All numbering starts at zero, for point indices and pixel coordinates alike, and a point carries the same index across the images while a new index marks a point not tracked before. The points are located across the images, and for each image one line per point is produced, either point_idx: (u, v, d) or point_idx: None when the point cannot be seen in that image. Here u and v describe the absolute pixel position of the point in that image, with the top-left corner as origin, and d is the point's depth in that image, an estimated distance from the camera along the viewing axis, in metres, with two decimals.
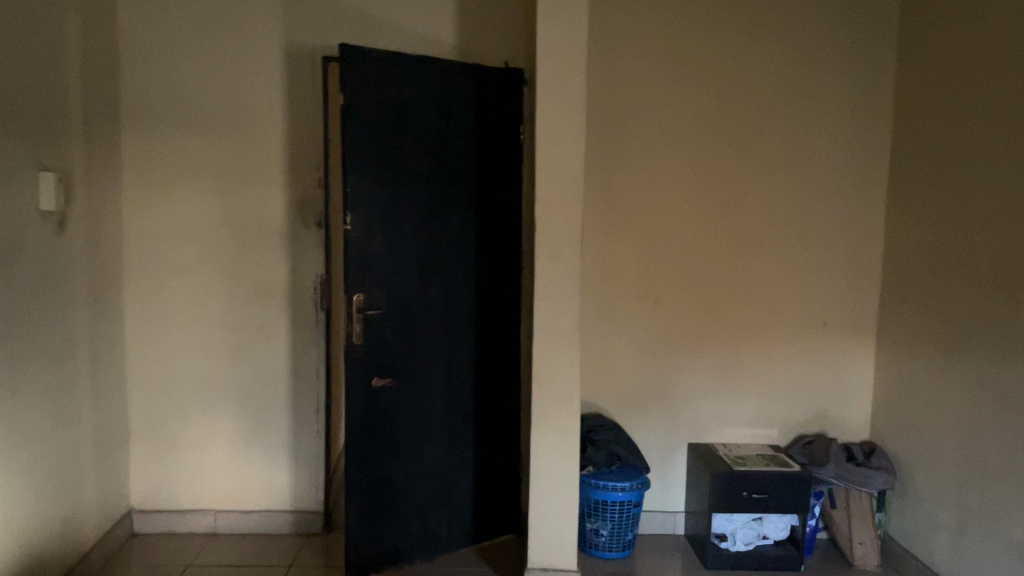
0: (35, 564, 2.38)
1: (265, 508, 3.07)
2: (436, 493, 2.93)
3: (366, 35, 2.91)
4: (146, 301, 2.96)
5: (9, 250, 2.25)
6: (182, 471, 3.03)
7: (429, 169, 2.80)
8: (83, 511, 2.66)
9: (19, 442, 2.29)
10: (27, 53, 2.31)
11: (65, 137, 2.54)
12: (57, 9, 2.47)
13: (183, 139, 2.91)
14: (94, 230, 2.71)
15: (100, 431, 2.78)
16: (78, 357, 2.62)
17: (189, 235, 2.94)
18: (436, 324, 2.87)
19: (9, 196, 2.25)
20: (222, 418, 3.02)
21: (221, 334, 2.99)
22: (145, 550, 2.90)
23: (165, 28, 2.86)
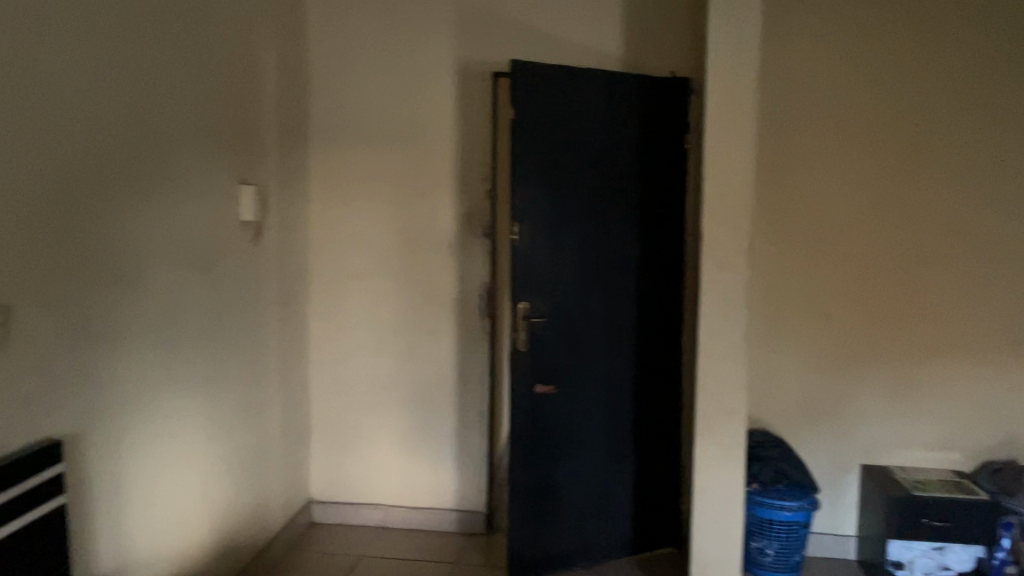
0: (229, 544, 2.60)
1: (431, 506, 3.19)
2: (597, 501, 2.95)
3: (534, 50, 2.99)
4: (327, 305, 3.17)
5: (213, 256, 2.48)
6: (357, 466, 3.22)
7: (595, 180, 2.84)
8: (271, 498, 2.88)
9: (218, 432, 2.51)
10: (229, 76, 2.54)
11: (262, 153, 2.77)
12: (256, 36, 2.70)
13: (363, 153, 3.09)
14: (284, 239, 2.94)
15: (286, 426, 3.00)
16: (269, 356, 2.85)
17: (366, 244, 3.12)
18: (600, 333, 2.89)
19: (214, 206, 2.48)
20: (393, 417, 3.18)
21: (394, 337, 3.15)
22: (322, 539, 3.09)
23: (349, 50, 3.06)
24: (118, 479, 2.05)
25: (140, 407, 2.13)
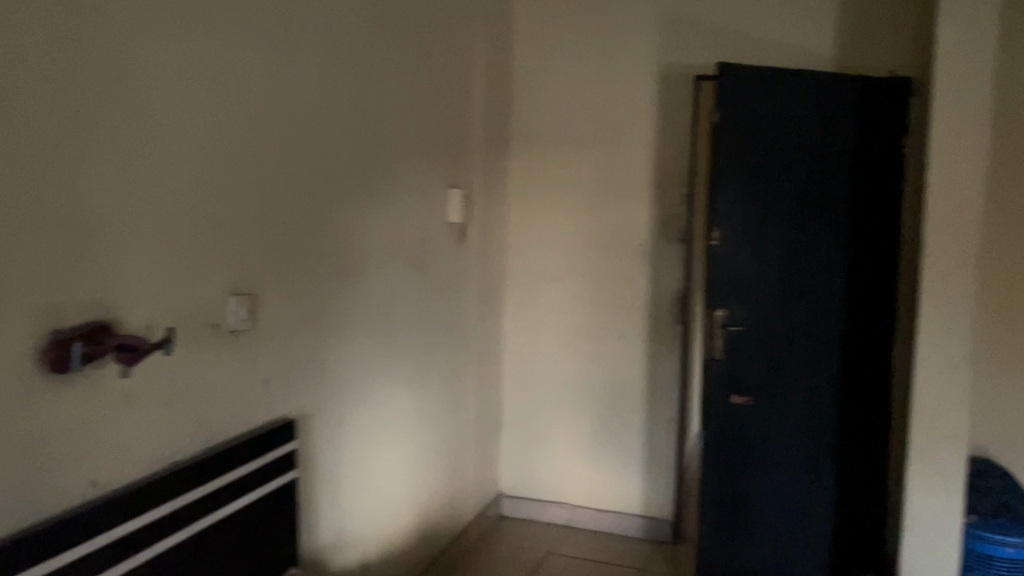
0: (429, 530, 2.73)
1: (617, 510, 3.19)
2: (793, 519, 2.83)
3: (741, 52, 2.92)
4: (523, 305, 3.25)
5: (424, 255, 2.61)
6: (546, 465, 3.28)
7: (800, 185, 2.73)
8: (465, 489, 2.99)
9: (422, 422, 2.65)
10: (444, 84, 2.67)
11: (469, 157, 2.88)
12: (468, 45, 2.82)
13: (563, 158, 3.14)
14: (485, 240, 3.04)
15: (481, 420, 3.11)
16: (468, 352, 2.96)
17: (563, 247, 3.17)
18: (800, 345, 2.76)
19: (426, 208, 2.61)
20: (583, 419, 3.21)
21: (586, 340, 3.18)
22: (511, 532, 3.17)
23: (553, 57, 3.12)
24: (339, 459, 2.21)
25: (359, 395, 2.29)
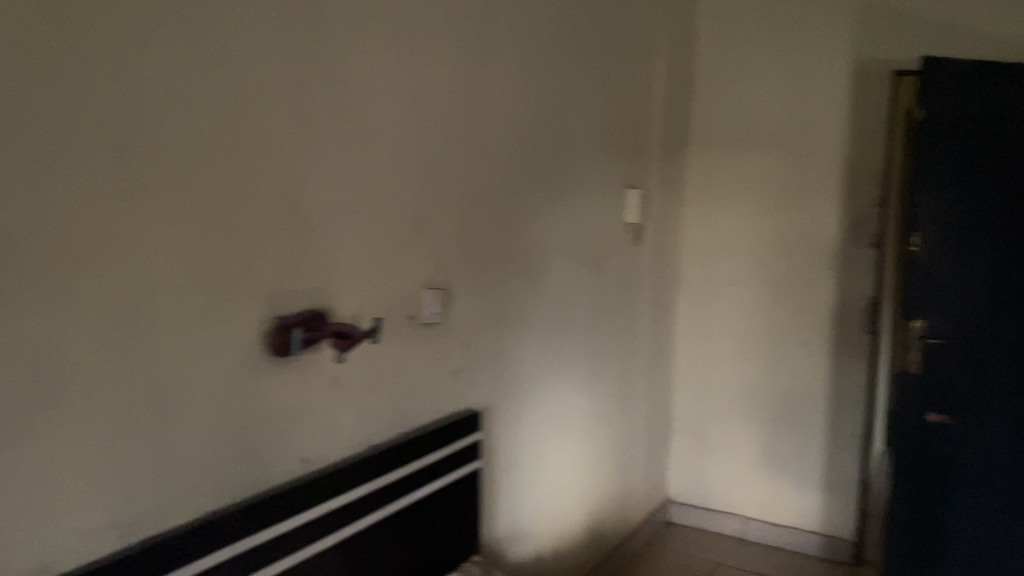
0: (599, 531, 2.73)
1: (792, 525, 3.07)
2: (993, 550, 2.61)
3: (946, 44, 2.72)
4: (697, 309, 3.18)
5: (602, 255, 2.61)
6: (717, 473, 3.20)
7: (1015, 186, 2.49)
8: (634, 492, 2.97)
9: (596, 423, 2.65)
10: (626, 83, 2.66)
11: (648, 158, 2.85)
12: (651, 44, 2.79)
13: (745, 158, 3.05)
14: (661, 241, 3.00)
15: (652, 423, 3.07)
16: (641, 354, 2.93)
17: (741, 250, 3.08)
18: (1009, 362, 2.53)
19: (606, 208, 2.61)
20: (757, 428, 3.10)
21: (763, 346, 3.07)
22: (679, 539, 3.12)
23: (737, 54, 3.04)
24: (517, 453, 2.25)
25: (537, 392, 2.32)
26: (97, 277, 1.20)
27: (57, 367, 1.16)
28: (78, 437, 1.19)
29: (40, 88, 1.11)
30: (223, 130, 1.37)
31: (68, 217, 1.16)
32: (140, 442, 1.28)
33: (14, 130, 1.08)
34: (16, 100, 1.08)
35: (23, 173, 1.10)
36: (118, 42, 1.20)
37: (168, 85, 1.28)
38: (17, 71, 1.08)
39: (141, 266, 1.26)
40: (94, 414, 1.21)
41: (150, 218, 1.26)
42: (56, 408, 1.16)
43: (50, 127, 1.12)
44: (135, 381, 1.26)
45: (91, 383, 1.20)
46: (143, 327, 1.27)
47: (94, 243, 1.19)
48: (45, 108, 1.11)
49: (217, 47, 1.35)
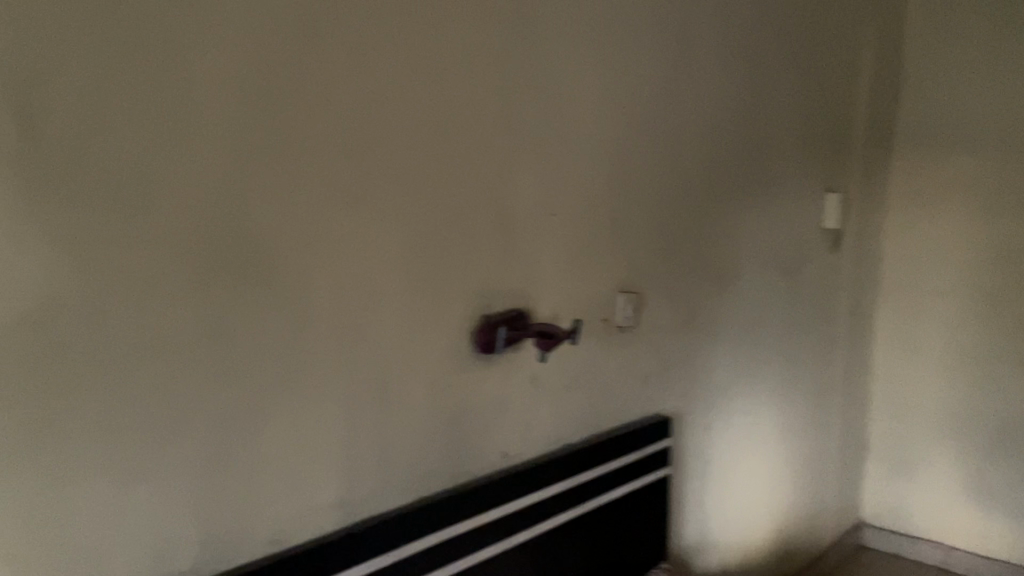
0: (788, 548, 2.63)
1: (1005, 559, 2.82)
2: None
3: None
4: (899, 321, 2.99)
5: (797, 262, 2.51)
6: (917, 497, 2.99)
7: None
8: (825, 510, 2.84)
9: (787, 436, 2.55)
10: (828, 80, 2.54)
11: (847, 160, 2.72)
12: (855, 40, 2.66)
13: (957, 160, 2.84)
14: (860, 248, 2.85)
15: (846, 440, 2.92)
16: (836, 366, 2.79)
17: (951, 259, 2.86)
18: None
19: (803, 212, 2.51)
20: (965, 452, 2.87)
21: (975, 363, 2.83)
22: (874, 564, 2.94)
23: (951, 47, 2.83)
24: (706, 462, 2.21)
25: (727, 401, 2.27)
26: (327, 273, 1.32)
27: (292, 354, 1.28)
28: (309, 420, 1.31)
29: (284, 102, 1.23)
30: (437, 138, 1.45)
31: (304, 218, 1.28)
32: (360, 430, 1.38)
33: (262, 139, 1.21)
34: (265, 112, 1.21)
35: (269, 178, 1.23)
36: (348, 58, 1.31)
37: (392, 97, 1.38)
38: (265, 87, 1.21)
39: (364, 264, 1.37)
40: (325, 398, 1.33)
41: (372, 221, 1.37)
42: (295, 391, 1.29)
43: (291, 136, 1.25)
44: (356, 372, 1.37)
45: (323, 370, 1.32)
46: (363, 320, 1.37)
47: (325, 243, 1.31)
48: (288, 119, 1.24)
49: (434, 59, 1.44)
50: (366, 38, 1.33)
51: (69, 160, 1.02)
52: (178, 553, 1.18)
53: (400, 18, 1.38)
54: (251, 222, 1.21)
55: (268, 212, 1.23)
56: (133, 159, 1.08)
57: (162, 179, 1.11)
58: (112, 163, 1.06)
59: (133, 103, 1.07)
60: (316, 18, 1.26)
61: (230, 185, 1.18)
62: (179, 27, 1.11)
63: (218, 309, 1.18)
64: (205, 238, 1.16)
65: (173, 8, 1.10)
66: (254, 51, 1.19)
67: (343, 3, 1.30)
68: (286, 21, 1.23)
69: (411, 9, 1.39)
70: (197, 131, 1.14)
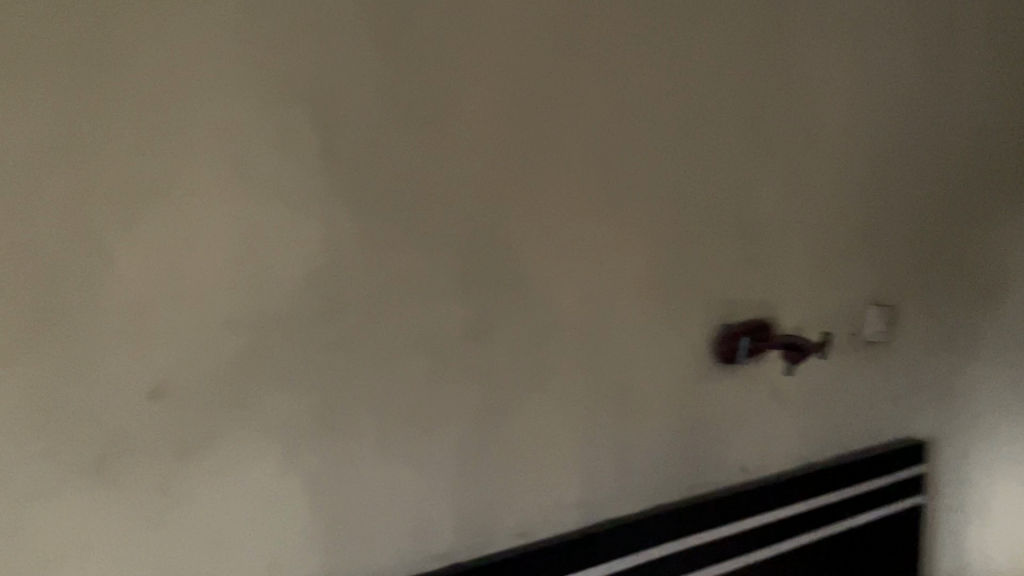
0: None
1: None
2: None
3: None
4: None
5: None
6: None
7: None
8: None
9: None
10: None
11: None
12: None
13: None
14: None
15: None
16: None
17: None
18: None
19: None
20: None
21: None
22: None
23: None
24: (964, 494, 2.02)
25: (991, 429, 2.06)
26: (575, 280, 1.38)
27: (541, 356, 1.36)
28: (552, 421, 1.38)
29: (536, 117, 1.32)
30: (687, 147, 1.47)
31: (558, 226, 1.35)
32: (604, 433, 1.43)
33: (516, 153, 1.31)
34: (519, 128, 1.31)
35: (522, 190, 1.32)
36: (602, 72, 1.38)
37: (641, 107, 1.42)
38: (520, 103, 1.31)
39: (612, 272, 1.41)
40: (568, 400, 1.39)
41: (622, 229, 1.42)
42: (540, 391, 1.36)
43: (542, 149, 1.33)
44: (602, 376, 1.42)
45: (568, 374, 1.39)
46: (607, 325, 1.42)
47: (575, 251, 1.37)
48: (539, 134, 1.33)
49: (681, 66, 1.45)
50: (617, 53, 1.39)
51: (357, 177, 1.18)
52: (437, 536, 1.29)
53: (651, 31, 1.41)
54: (505, 232, 1.31)
55: (524, 220, 1.32)
56: (408, 173, 1.22)
57: (428, 192, 1.24)
58: (394, 177, 1.21)
59: (407, 124, 1.21)
60: (564, 36, 1.34)
61: (492, 195, 1.29)
62: (453, 53, 1.24)
63: (478, 311, 1.29)
64: (469, 244, 1.28)
65: (441, 36, 1.23)
66: (515, 72, 1.30)
67: (594, 19, 1.36)
68: (541, 42, 1.32)
69: (660, 22, 1.43)
70: (457, 148, 1.26)
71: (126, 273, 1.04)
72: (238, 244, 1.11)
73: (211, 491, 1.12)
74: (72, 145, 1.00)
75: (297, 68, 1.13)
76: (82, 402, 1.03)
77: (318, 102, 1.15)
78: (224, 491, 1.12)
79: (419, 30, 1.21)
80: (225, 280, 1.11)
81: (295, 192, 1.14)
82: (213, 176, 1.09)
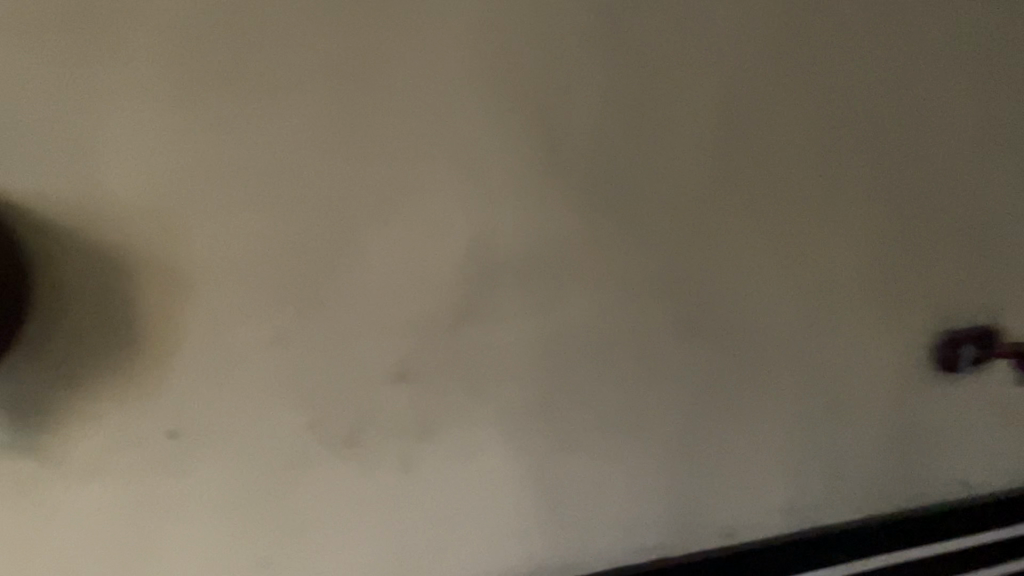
0: None
1: None
2: None
3: None
4: None
5: None
6: None
7: None
8: None
9: None
10: None
11: None
12: None
13: None
14: None
15: None
16: None
17: None
18: None
19: None
20: None
21: None
22: None
23: None
24: None
25: None
26: (788, 289, 1.42)
27: (754, 362, 1.41)
28: (763, 427, 1.44)
29: (754, 131, 1.38)
30: (890, 149, 1.47)
31: (763, 229, 1.40)
32: (805, 439, 1.47)
33: (735, 165, 1.37)
34: (738, 142, 1.37)
35: (739, 201, 1.38)
36: (817, 84, 1.41)
37: (855, 118, 1.44)
38: (738, 118, 1.37)
39: (825, 281, 1.45)
40: (778, 406, 1.44)
41: (826, 231, 1.44)
42: (751, 396, 1.42)
43: (760, 162, 1.39)
44: (805, 378, 1.45)
45: (778, 379, 1.43)
46: (820, 332, 1.45)
47: (789, 260, 1.42)
48: (756, 147, 1.38)
49: (895, 77, 1.47)
50: (833, 65, 1.42)
51: (590, 191, 1.28)
52: (646, 530, 1.39)
53: (866, 42, 1.44)
54: (722, 242, 1.37)
55: (730, 222, 1.38)
56: (635, 186, 1.31)
57: (653, 203, 1.32)
58: (610, 181, 1.29)
59: (634, 141, 1.30)
60: (783, 50, 1.38)
61: (700, 197, 1.35)
62: (675, 69, 1.32)
63: (687, 312, 1.36)
64: (679, 246, 1.35)
65: (668, 56, 1.31)
66: (731, 84, 1.36)
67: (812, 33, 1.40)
68: (760, 58, 1.37)
69: (877, 32, 1.44)
70: (680, 162, 1.34)
71: (390, 277, 1.19)
72: (484, 252, 1.23)
73: (450, 474, 1.24)
74: (347, 161, 1.14)
75: (540, 91, 1.24)
76: (348, 389, 1.17)
77: (553, 119, 1.25)
78: (463, 476, 1.25)
79: (647, 51, 1.29)
80: (471, 284, 1.23)
81: (535, 206, 1.26)
82: (466, 191, 1.21)
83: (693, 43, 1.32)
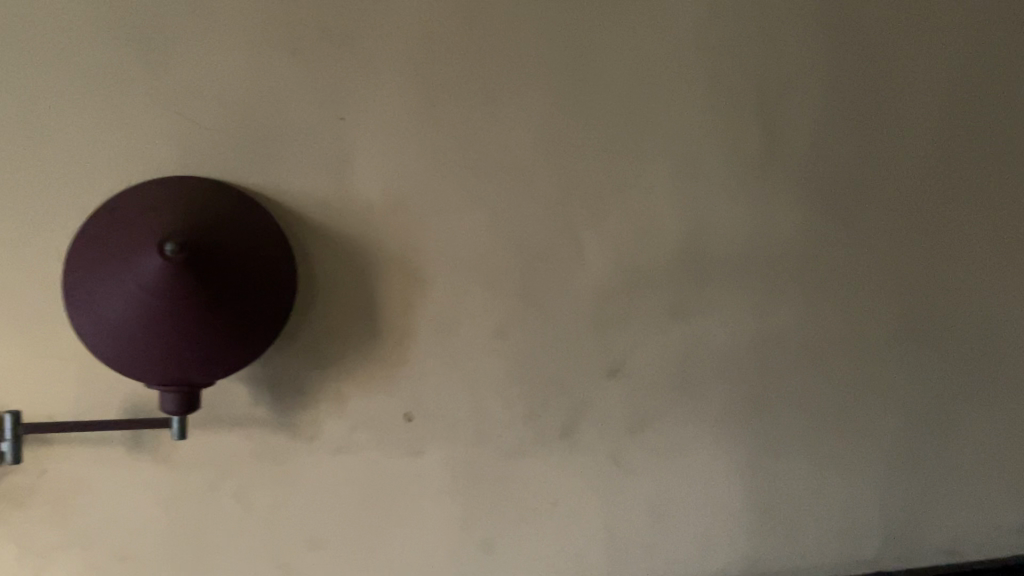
0: None
1: None
2: None
3: None
4: None
5: None
6: None
7: None
8: None
9: None
10: None
11: None
12: None
13: None
14: None
15: None
16: None
17: None
18: None
19: None
20: None
21: None
22: None
23: None
24: None
25: None
26: (1005, 297, 1.38)
27: (971, 371, 1.38)
28: (983, 441, 1.40)
29: (969, 134, 1.35)
30: None
31: (978, 235, 1.37)
32: None
33: (949, 169, 1.35)
34: (952, 146, 1.35)
35: (953, 206, 1.35)
36: None
37: None
38: (954, 121, 1.34)
39: None
40: (998, 420, 1.40)
41: None
42: (970, 408, 1.38)
43: (974, 166, 1.36)
44: (1023, 386, 1.40)
45: (996, 390, 1.39)
46: None
47: (1006, 267, 1.38)
48: (970, 151, 1.35)
49: None
50: None
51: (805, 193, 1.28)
52: (865, 542, 1.36)
53: None
54: (937, 246, 1.35)
55: (942, 224, 1.35)
56: (849, 188, 1.30)
57: (869, 207, 1.31)
58: (822, 178, 1.29)
59: (851, 144, 1.29)
60: (998, 51, 1.36)
61: (913, 196, 1.33)
62: (889, 71, 1.31)
63: (899, 314, 1.33)
64: (892, 246, 1.32)
65: (883, 59, 1.30)
66: (946, 86, 1.34)
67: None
68: (976, 59, 1.35)
69: None
70: (895, 165, 1.32)
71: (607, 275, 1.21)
72: (698, 251, 1.24)
73: (663, 471, 1.25)
74: (568, 163, 1.18)
75: (755, 94, 1.25)
76: (566, 384, 1.21)
77: (768, 121, 1.26)
78: (674, 474, 1.26)
79: (862, 53, 1.29)
80: (685, 283, 1.24)
81: (751, 207, 1.26)
82: (681, 191, 1.23)
83: (905, 40, 1.31)
